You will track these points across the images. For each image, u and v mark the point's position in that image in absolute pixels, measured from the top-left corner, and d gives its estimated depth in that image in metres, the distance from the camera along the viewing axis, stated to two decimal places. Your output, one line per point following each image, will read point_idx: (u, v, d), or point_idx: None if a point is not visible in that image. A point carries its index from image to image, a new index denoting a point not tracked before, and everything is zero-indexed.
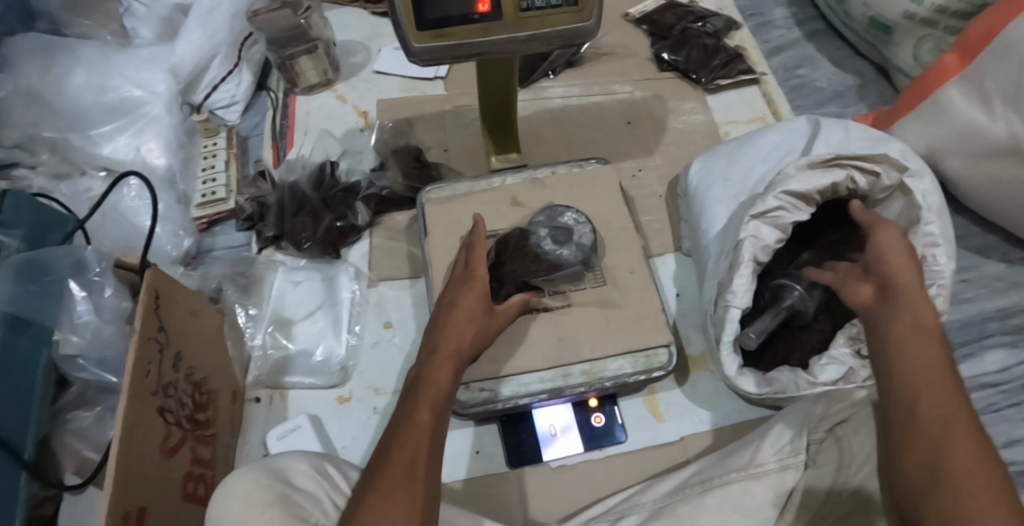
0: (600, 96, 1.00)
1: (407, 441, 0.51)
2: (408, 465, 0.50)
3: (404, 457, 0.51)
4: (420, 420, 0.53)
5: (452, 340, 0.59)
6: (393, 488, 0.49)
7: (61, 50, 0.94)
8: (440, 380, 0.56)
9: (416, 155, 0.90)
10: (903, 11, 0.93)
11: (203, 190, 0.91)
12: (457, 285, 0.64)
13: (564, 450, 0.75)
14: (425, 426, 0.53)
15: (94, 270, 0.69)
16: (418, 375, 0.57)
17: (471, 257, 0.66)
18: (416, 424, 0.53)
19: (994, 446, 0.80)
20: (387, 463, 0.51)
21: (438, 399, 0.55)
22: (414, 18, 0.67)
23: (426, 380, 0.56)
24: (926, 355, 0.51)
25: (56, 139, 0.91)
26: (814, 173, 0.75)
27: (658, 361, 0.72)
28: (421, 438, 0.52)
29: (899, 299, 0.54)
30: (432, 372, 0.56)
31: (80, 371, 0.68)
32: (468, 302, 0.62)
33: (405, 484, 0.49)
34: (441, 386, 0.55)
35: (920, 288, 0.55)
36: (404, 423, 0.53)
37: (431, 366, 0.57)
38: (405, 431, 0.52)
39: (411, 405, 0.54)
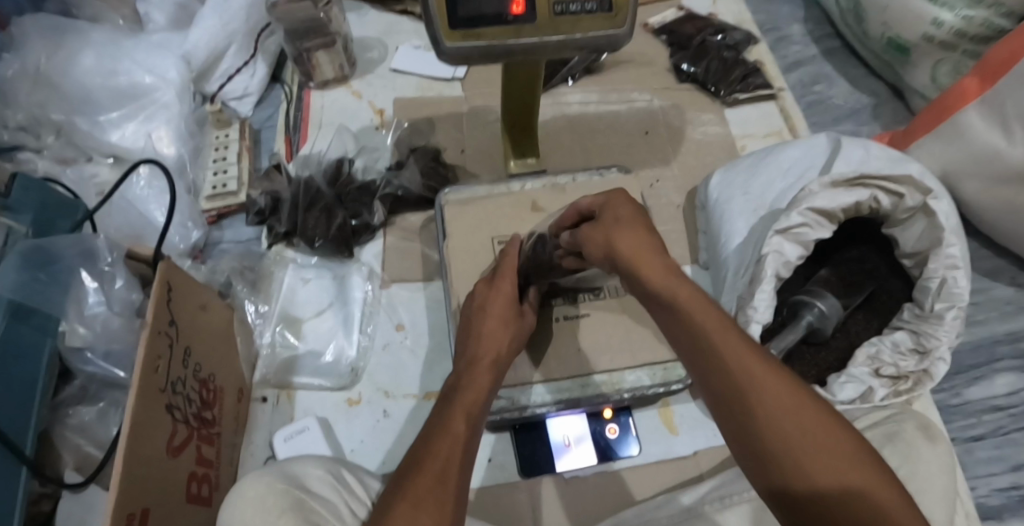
0: (618, 104, 0.99)
1: (441, 449, 0.50)
2: (439, 475, 0.48)
3: (437, 466, 0.49)
4: (455, 429, 0.52)
5: (489, 346, 0.59)
6: (422, 497, 0.47)
7: (71, 31, 0.91)
8: (480, 386, 0.55)
9: (435, 156, 0.89)
10: (922, 33, 0.93)
11: (213, 182, 0.88)
12: (487, 287, 0.64)
13: (577, 460, 0.74)
14: (459, 436, 0.51)
15: (105, 261, 0.66)
16: (451, 382, 0.57)
17: (500, 264, 0.66)
18: (449, 432, 0.51)
19: (1002, 469, 0.81)
20: (418, 470, 0.49)
21: (473, 409, 0.54)
22: (446, 16, 0.66)
23: (463, 387, 0.55)
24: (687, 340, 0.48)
25: (62, 122, 0.88)
26: (837, 191, 0.75)
27: (677, 374, 0.72)
28: (454, 447, 0.50)
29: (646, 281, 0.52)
30: (471, 379, 0.56)
31: (87, 364, 0.66)
32: (501, 307, 0.62)
33: (435, 494, 0.47)
34: (476, 396, 0.55)
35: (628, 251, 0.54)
36: (439, 427, 0.52)
37: (468, 376, 0.56)
38: (438, 440, 0.51)
39: (445, 413, 0.53)
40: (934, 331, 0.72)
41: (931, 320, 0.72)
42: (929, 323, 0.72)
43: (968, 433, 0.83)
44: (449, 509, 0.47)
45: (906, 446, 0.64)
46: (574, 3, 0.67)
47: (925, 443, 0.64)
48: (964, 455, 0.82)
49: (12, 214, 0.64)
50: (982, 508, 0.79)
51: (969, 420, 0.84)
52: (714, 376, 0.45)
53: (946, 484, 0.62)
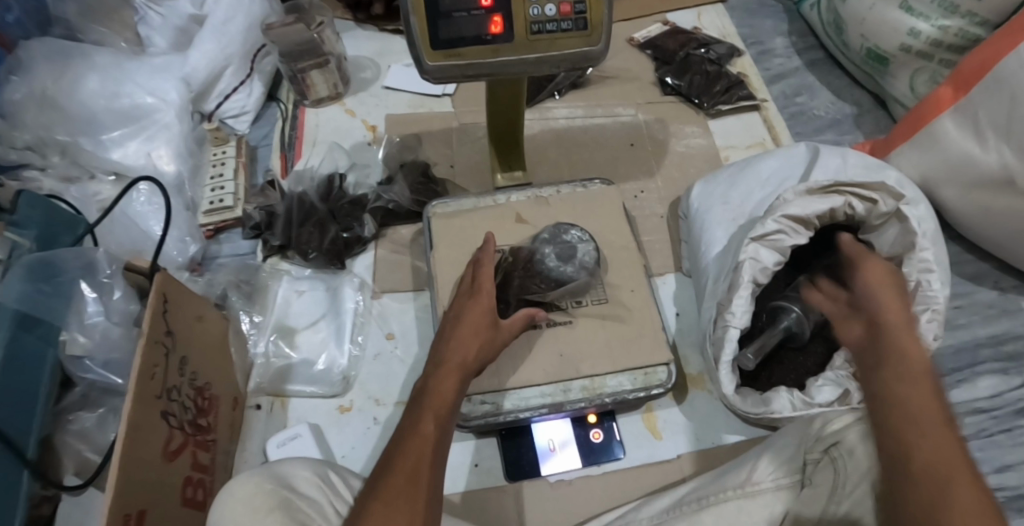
0: (604, 118, 1.02)
1: (411, 449, 0.53)
2: (411, 472, 0.51)
3: (408, 467, 0.52)
4: (424, 431, 0.54)
5: (461, 353, 0.61)
6: (393, 495, 0.50)
7: (75, 55, 0.95)
8: (443, 395, 0.57)
9: (424, 171, 0.92)
10: (900, 44, 0.96)
11: (211, 197, 0.92)
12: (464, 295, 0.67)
13: (562, 465, 0.76)
14: (428, 436, 0.54)
15: (104, 272, 0.68)
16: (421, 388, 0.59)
17: (477, 274, 0.68)
18: (420, 437, 0.54)
19: (987, 470, 0.82)
20: (391, 469, 0.52)
21: (441, 414, 0.56)
22: (428, 37, 0.69)
23: (430, 392, 0.57)
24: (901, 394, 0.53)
25: (68, 142, 0.92)
26: (811, 199, 0.76)
27: (657, 379, 0.73)
28: (424, 446, 0.53)
29: (887, 334, 0.57)
30: (437, 383, 0.58)
31: (87, 372, 0.68)
32: (476, 314, 0.64)
33: (407, 491, 0.50)
34: (445, 398, 0.57)
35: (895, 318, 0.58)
36: (411, 428, 0.55)
37: (437, 378, 0.58)
38: (409, 443, 0.53)
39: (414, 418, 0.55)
40: None
41: None
42: None
43: None
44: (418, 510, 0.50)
45: None
46: (550, 23, 0.70)
47: None
48: None
49: (16, 230, 0.67)
50: None
51: None
52: (907, 434, 0.50)
53: None
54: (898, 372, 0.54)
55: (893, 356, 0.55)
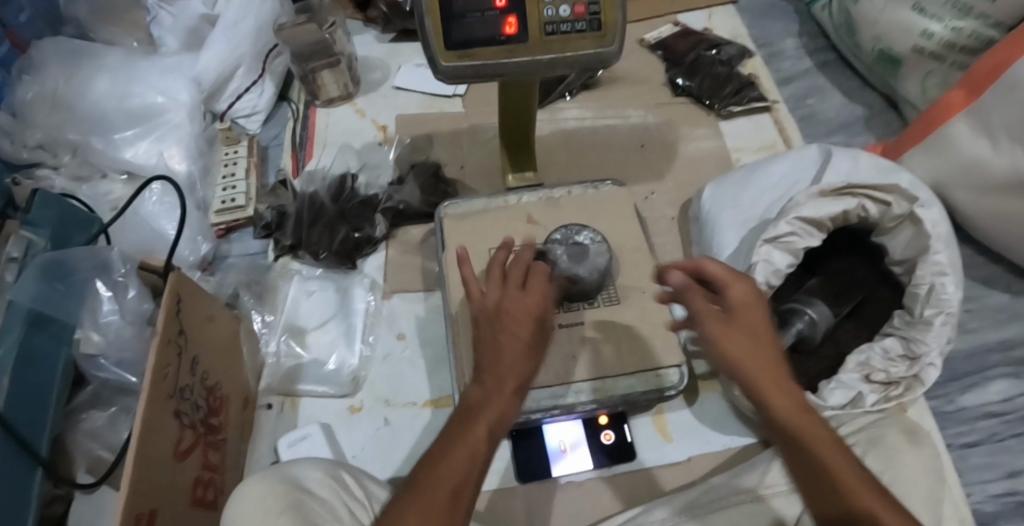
0: (614, 119, 1.02)
1: (460, 454, 0.48)
2: (458, 480, 0.47)
3: (454, 473, 0.47)
4: (476, 433, 0.49)
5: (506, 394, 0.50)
6: (432, 504, 0.46)
7: (87, 55, 0.97)
8: (477, 436, 0.49)
9: (434, 172, 0.92)
10: (912, 46, 0.95)
11: (222, 197, 0.92)
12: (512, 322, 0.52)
13: (574, 466, 0.76)
14: (480, 443, 0.49)
15: (118, 272, 0.68)
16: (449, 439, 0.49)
17: (529, 279, 0.55)
18: (455, 480, 0.47)
19: (999, 475, 0.81)
20: (433, 475, 0.48)
21: (481, 450, 0.48)
22: (442, 37, 0.69)
23: (488, 396, 0.50)
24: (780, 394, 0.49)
25: (78, 142, 0.92)
26: (824, 201, 0.76)
27: (669, 380, 0.73)
28: (475, 454, 0.48)
29: (714, 329, 0.51)
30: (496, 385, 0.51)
31: (101, 370, 0.68)
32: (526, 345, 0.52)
33: (444, 500, 0.46)
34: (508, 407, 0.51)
35: (742, 322, 0.51)
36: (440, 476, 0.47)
37: (491, 388, 0.51)
38: (439, 486, 0.47)
39: (449, 454, 0.48)
40: (923, 337, 0.73)
41: (919, 325, 0.73)
42: (918, 328, 0.73)
43: (963, 440, 0.84)
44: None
45: (890, 451, 0.64)
46: (564, 24, 0.70)
47: (911, 448, 0.65)
48: (959, 462, 0.83)
49: (31, 228, 0.67)
50: (978, 514, 0.79)
51: (963, 426, 0.85)
52: (803, 443, 0.48)
53: (928, 489, 0.63)
54: (770, 374, 0.49)
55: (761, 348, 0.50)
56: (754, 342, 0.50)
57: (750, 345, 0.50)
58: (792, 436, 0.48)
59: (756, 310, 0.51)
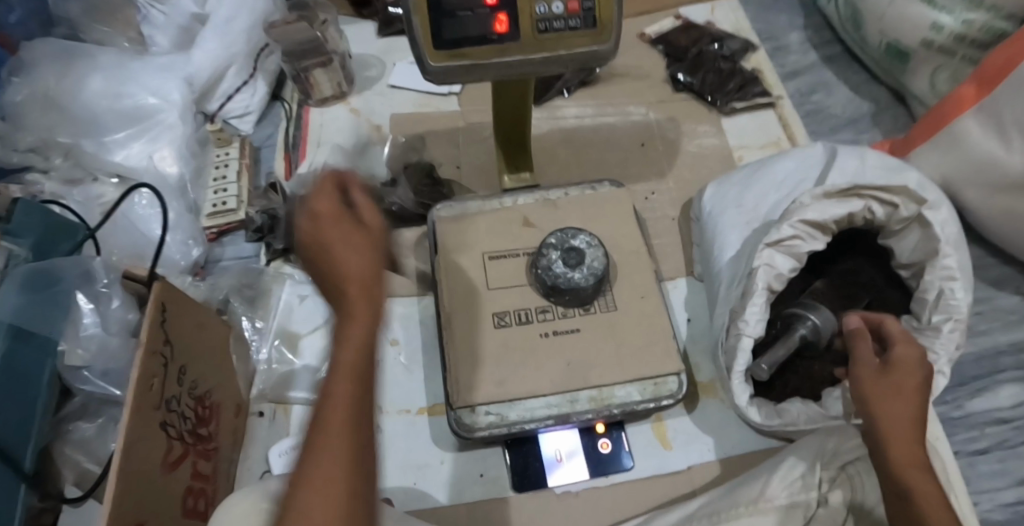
0: (614, 117, 0.99)
1: (326, 432, 0.41)
2: (331, 459, 0.40)
3: (323, 456, 0.40)
4: (336, 406, 0.41)
5: (353, 338, 0.43)
6: (314, 493, 0.39)
7: (80, 55, 0.94)
8: (337, 401, 0.41)
9: (428, 173, 0.90)
10: (921, 39, 0.93)
11: (213, 200, 0.90)
12: (336, 245, 0.46)
13: (570, 476, 0.74)
14: (340, 410, 0.41)
15: (102, 282, 0.69)
16: (312, 424, 0.41)
17: (321, 191, 0.48)
18: (325, 464, 0.40)
19: (1008, 483, 0.80)
20: (309, 463, 0.40)
21: (343, 415, 0.41)
22: (431, 37, 0.67)
23: (339, 348, 0.43)
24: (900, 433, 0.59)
25: (70, 145, 0.90)
26: (829, 203, 0.74)
27: (667, 389, 0.71)
28: (339, 423, 0.41)
29: (863, 376, 0.64)
30: (341, 333, 0.43)
31: (84, 383, 0.67)
32: (355, 269, 0.45)
33: (327, 483, 0.39)
34: (357, 353, 0.43)
35: (913, 383, 0.62)
36: (308, 465, 0.40)
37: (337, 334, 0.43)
38: (310, 476, 0.40)
39: (312, 436, 0.41)
40: (931, 345, 0.70)
41: (927, 332, 0.71)
42: (926, 335, 0.71)
43: (971, 447, 0.82)
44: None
45: None
46: (558, 21, 0.67)
47: None
48: (967, 470, 0.81)
49: (12, 238, 0.66)
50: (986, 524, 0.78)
51: (972, 433, 0.83)
52: (893, 461, 0.58)
53: None
54: (906, 418, 0.60)
55: (903, 401, 0.61)
56: (898, 396, 0.61)
57: (897, 397, 0.61)
58: (889, 462, 0.59)
59: (919, 370, 0.63)
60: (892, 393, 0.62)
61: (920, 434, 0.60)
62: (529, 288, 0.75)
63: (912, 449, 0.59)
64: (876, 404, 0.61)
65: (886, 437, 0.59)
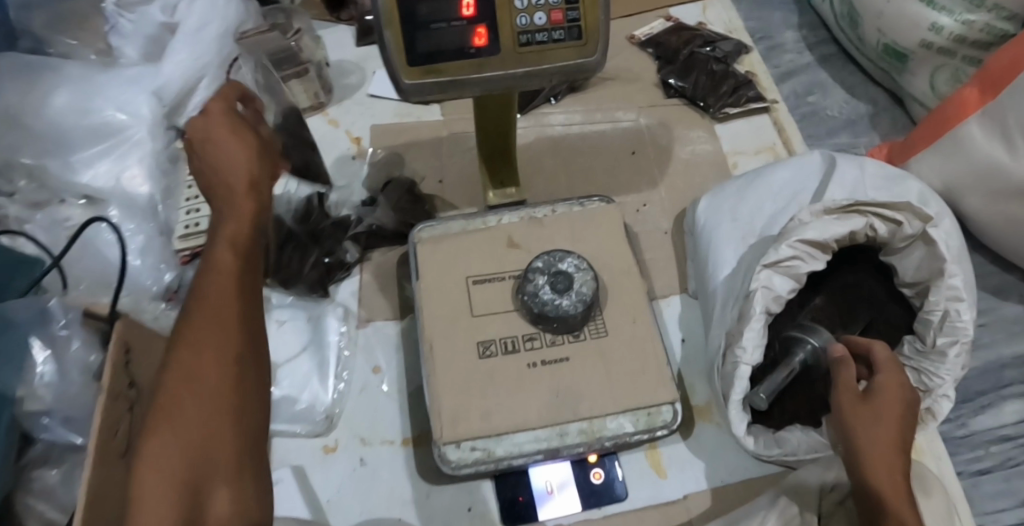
0: (603, 124, 0.95)
1: (213, 285, 0.49)
2: (216, 296, 0.49)
3: (208, 296, 0.49)
4: (221, 263, 0.51)
5: (241, 211, 0.54)
6: (203, 323, 0.47)
7: (43, 69, 0.90)
8: (223, 265, 0.51)
9: (410, 189, 0.87)
10: (920, 40, 0.89)
11: (186, 222, 0.86)
12: (226, 138, 0.56)
13: (562, 509, 0.72)
14: (226, 266, 0.50)
15: (59, 324, 0.65)
16: (200, 283, 0.50)
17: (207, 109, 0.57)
18: (210, 311, 0.48)
19: (1013, 504, 0.78)
20: (196, 308, 0.48)
21: (228, 270, 0.50)
22: (405, 52, 0.63)
23: (222, 220, 0.53)
24: (886, 459, 0.57)
25: (33, 166, 0.86)
26: (830, 220, 0.70)
27: (661, 419, 0.68)
28: (227, 276, 0.50)
29: (846, 398, 0.60)
30: (229, 208, 0.54)
31: (45, 431, 0.63)
32: (240, 165, 0.55)
33: (216, 315, 0.48)
34: (240, 218, 0.53)
35: (899, 410, 0.60)
36: (195, 311, 0.48)
37: (223, 214, 0.53)
38: (197, 316, 0.48)
39: (202, 286, 0.49)
40: (936, 370, 0.67)
41: (933, 356, 0.68)
42: (931, 360, 0.68)
43: (975, 467, 0.80)
44: (234, 369, 0.47)
45: None
46: (540, 33, 0.63)
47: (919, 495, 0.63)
48: (971, 491, 0.79)
49: None
50: None
51: (976, 452, 0.81)
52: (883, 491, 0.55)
53: None
54: (890, 443, 0.57)
55: (890, 426, 0.58)
56: (882, 424, 0.58)
57: (883, 420, 0.59)
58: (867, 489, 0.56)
59: (905, 396, 0.61)
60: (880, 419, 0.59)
61: (903, 465, 0.57)
62: (516, 314, 0.71)
63: (897, 478, 0.56)
64: (862, 429, 0.58)
65: (875, 465, 0.56)
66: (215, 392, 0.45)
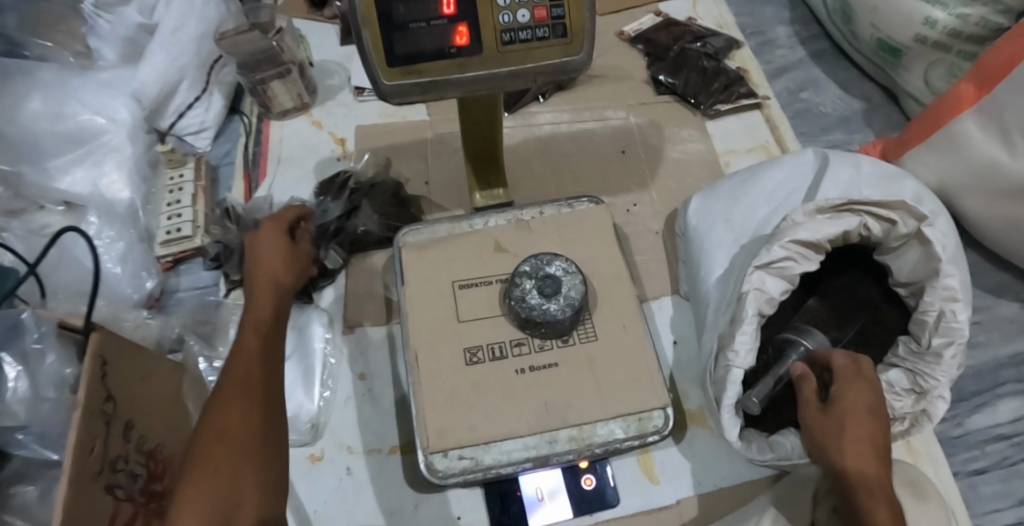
0: (592, 123, 0.94)
1: (238, 362, 0.58)
2: (244, 373, 0.57)
3: (237, 374, 0.57)
4: (246, 344, 0.60)
5: (263, 304, 0.64)
6: (232, 391, 0.55)
7: (14, 72, 0.87)
8: (248, 345, 0.60)
9: (395, 192, 0.85)
10: (915, 35, 0.87)
11: (167, 227, 0.85)
12: (264, 244, 0.69)
13: (552, 516, 0.70)
14: (251, 348, 0.59)
15: (32, 336, 0.62)
16: (228, 365, 0.58)
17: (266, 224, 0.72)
18: (239, 381, 0.56)
19: (1008, 504, 0.77)
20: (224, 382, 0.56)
21: (255, 352, 0.59)
22: (383, 53, 0.61)
23: (248, 315, 0.63)
24: (867, 473, 0.54)
25: (8, 172, 0.84)
26: (822, 219, 0.68)
27: (653, 424, 0.67)
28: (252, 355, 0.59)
29: (812, 420, 0.59)
30: (256, 303, 0.64)
31: (20, 448, 0.61)
32: (274, 267, 0.68)
33: (244, 385, 0.56)
34: (263, 315, 0.63)
35: (868, 418, 0.58)
36: (227, 384, 0.56)
37: (254, 305, 0.64)
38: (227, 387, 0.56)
39: (232, 364, 0.58)
40: (932, 372, 0.66)
41: (929, 357, 0.67)
42: (927, 362, 0.67)
43: (971, 467, 0.79)
44: (258, 429, 0.54)
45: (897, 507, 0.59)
46: (523, 31, 0.62)
47: (916, 502, 0.59)
48: (968, 492, 0.78)
49: None
50: None
51: (972, 452, 0.80)
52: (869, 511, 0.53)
53: None
54: (864, 455, 0.55)
55: (864, 440, 0.56)
56: (851, 438, 0.56)
57: (854, 432, 0.57)
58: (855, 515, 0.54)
59: (871, 404, 0.59)
60: (849, 432, 0.57)
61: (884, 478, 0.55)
62: (504, 319, 0.70)
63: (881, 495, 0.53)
64: (836, 449, 0.56)
65: (858, 484, 0.54)
66: (246, 445, 0.52)
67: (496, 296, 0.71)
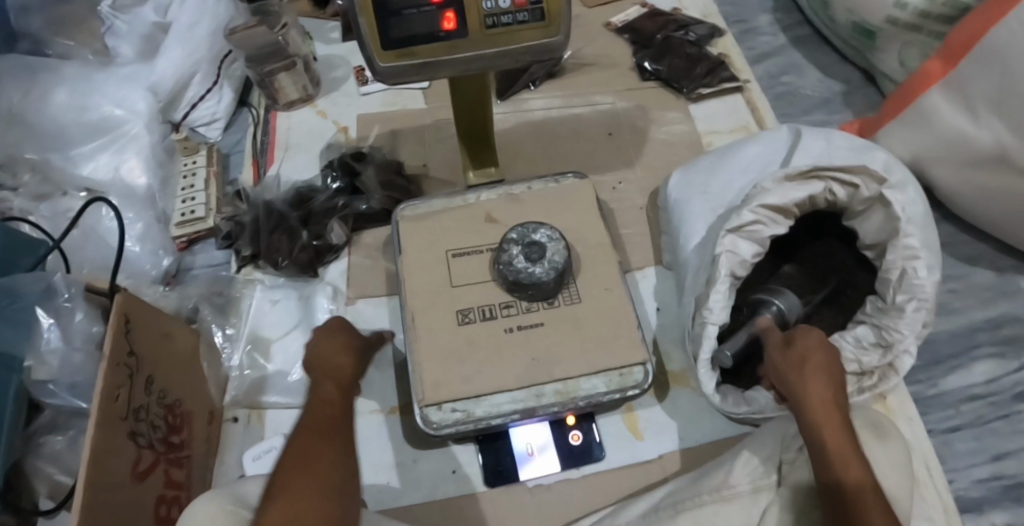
0: (581, 107, 0.99)
1: (318, 411, 0.57)
2: (324, 423, 0.56)
3: (316, 422, 0.56)
4: (327, 397, 0.59)
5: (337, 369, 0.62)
6: (310, 435, 0.55)
7: (42, 70, 0.95)
8: (327, 399, 0.59)
9: (397, 169, 0.91)
10: (887, 17, 0.92)
11: (182, 209, 0.89)
12: (323, 343, 0.65)
13: (542, 468, 0.74)
14: (329, 400, 0.59)
15: (63, 297, 0.70)
16: (303, 417, 0.57)
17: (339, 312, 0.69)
18: (318, 427, 0.55)
19: (984, 460, 0.80)
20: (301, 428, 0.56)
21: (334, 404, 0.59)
22: (379, 37, 0.67)
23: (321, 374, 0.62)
24: (820, 394, 0.58)
25: (37, 160, 0.92)
26: (791, 186, 0.73)
27: (633, 379, 0.71)
28: (328, 405, 0.58)
29: (778, 355, 0.63)
30: (331, 363, 0.63)
31: (52, 396, 0.69)
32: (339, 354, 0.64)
33: (321, 429, 0.55)
34: (339, 372, 0.62)
35: (830, 355, 0.62)
36: (302, 430, 0.55)
37: (328, 362, 0.63)
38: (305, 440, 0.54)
39: (309, 411, 0.58)
40: (896, 325, 0.70)
41: (892, 312, 0.71)
42: (891, 316, 0.71)
43: (946, 425, 0.82)
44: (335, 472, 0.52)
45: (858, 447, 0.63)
46: (505, 15, 0.67)
47: (877, 444, 0.63)
48: (943, 448, 0.80)
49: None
50: (963, 501, 0.78)
51: (947, 411, 0.83)
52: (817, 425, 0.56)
53: (901, 479, 0.62)
54: (822, 380, 0.59)
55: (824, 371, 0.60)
56: (811, 366, 0.61)
57: (814, 360, 0.61)
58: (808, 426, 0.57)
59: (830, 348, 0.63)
60: (808, 361, 0.61)
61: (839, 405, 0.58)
62: (494, 284, 0.75)
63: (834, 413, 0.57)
64: (796, 375, 0.60)
65: (815, 401, 0.58)
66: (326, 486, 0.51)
67: (487, 264, 0.76)
